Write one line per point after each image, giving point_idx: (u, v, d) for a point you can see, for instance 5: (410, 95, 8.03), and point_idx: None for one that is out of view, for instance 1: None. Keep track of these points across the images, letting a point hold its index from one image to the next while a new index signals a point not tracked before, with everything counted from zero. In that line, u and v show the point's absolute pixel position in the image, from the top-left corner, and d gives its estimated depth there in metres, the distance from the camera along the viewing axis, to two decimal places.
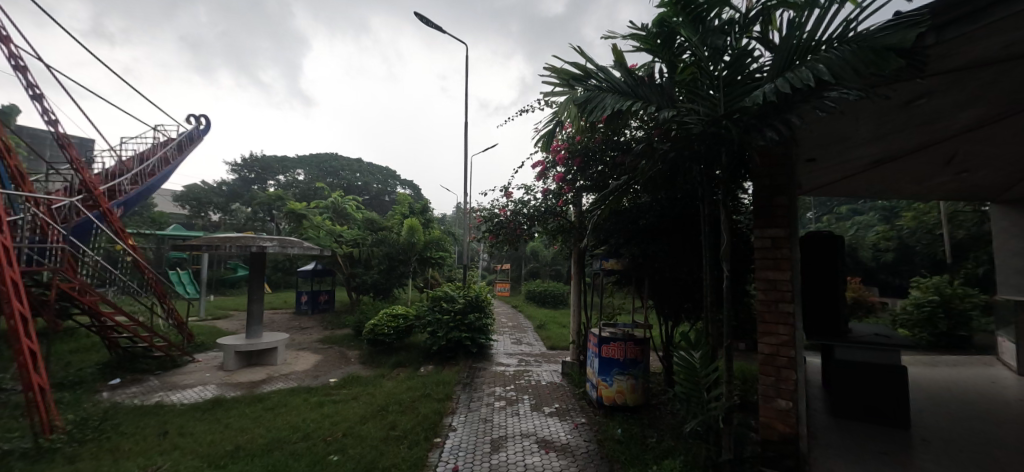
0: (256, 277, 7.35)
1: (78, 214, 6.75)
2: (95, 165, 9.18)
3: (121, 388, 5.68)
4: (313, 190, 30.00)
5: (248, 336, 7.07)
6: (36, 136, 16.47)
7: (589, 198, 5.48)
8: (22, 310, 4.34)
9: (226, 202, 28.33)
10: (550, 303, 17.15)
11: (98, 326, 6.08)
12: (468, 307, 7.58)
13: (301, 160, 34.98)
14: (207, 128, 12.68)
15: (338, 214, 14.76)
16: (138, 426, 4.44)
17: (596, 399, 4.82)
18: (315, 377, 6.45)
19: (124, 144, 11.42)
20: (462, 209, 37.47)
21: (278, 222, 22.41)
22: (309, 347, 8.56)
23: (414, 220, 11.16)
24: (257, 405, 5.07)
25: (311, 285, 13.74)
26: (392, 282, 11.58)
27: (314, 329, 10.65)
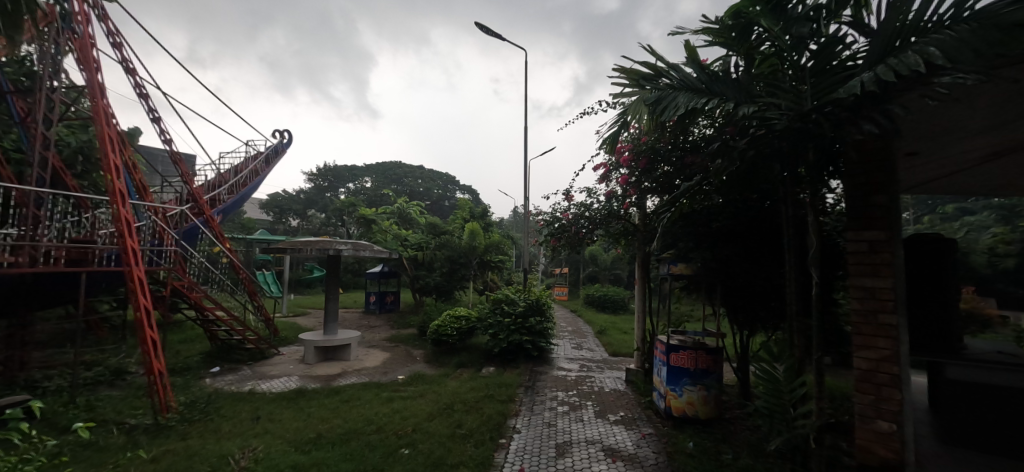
0: (332, 278, 7.92)
1: (187, 220, 7.68)
2: (200, 177, 10.40)
3: (220, 375, 6.36)
4: (379, 196, 31.85)
5: (324, 333, 7.62)
6: (154, 154, 18.99)
7: (655, 201, 5.31)
8: (146, 304, 5.00)
9: (304, 209, 30.89)
10: (609, 309, 16.73)
11: (202, 319, 6.86)
12: (529, 311, 7.63)
13: (367, 169, 37.20)
14: (290, 142, 13.92)
15: (404, 220, 15.46)
16: (235, 410, 4.94)
17: (664, 409, 4.64)
18: (385, 373, 6.79)
19: (223, 158, 12.84)
20: (518, 214, 37.79)
21: (349, 227, 24.01)
22: (378, 345, 9.03)
23: (474, 224, 11.47)
24: (334, 397, 5.45)
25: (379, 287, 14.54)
26: (453, 285, 11.95)
27: (381, 328, 11.24)
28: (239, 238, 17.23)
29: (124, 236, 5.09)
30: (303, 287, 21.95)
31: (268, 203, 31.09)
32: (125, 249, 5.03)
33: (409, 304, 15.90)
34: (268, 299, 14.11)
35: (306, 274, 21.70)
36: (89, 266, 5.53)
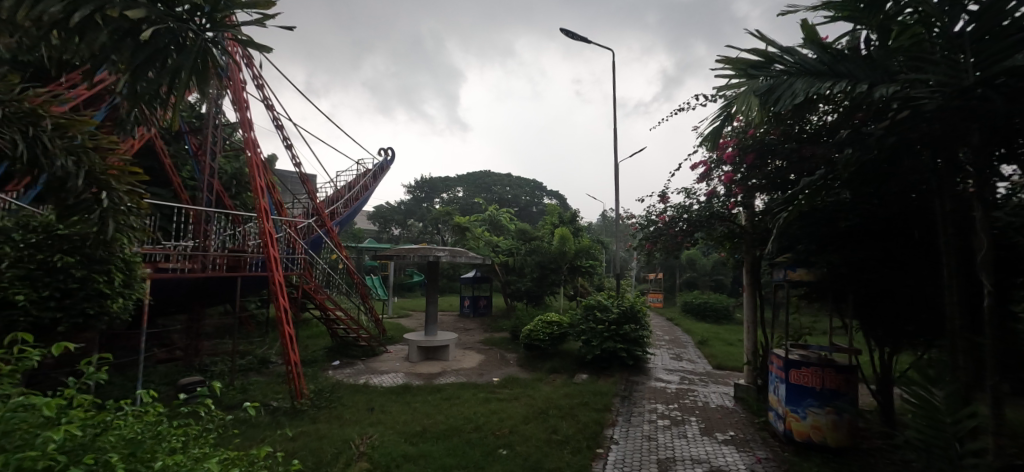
0: (431, 283, 8.49)
1: (313, 232, 8.84)
2: (322, 193, 11.94)
3: (340, 368, 7.19)
4: (471, 204, 33.53)
5: (426, 334, 8.20)
6: (288, 177, 22.28)
7: (765, 199, 4.89)
8: (284, 303, 5.84)
9: (405, 219, 33.84)
10: (710, 318, 15.45)
11: (325, 318, 7.83)
12: (623, 318, 7.41)
13: (459, 179, 39.50)
14: (393, 159, 15.31)
15: (494, 226, 16.02)
16: (352, 400, 5.54)
17: (783, 431, 4.16)
18: (481, 375, 7.08)
19: (339, 176, 14.59)
20: (606, 217, 36.91)
21: (444, 235, 25.65)
22: (473, 347, 9.46)
23: (564, 229, 11.54)
24: (437, 394, 5.83)
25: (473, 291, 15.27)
26: (543, 290, 12.08)
27: (476, 331, 11.76)
28: (353, 246, 19.40)
29: (268, 246, 6.03)
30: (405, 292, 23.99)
31: (374, 215, 34.58)
32: (268, 257, 5.95)
33: (500, 309, 16.40)
34: (376, 301, 15.64)
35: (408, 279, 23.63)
36: (243, 271, 6.64)
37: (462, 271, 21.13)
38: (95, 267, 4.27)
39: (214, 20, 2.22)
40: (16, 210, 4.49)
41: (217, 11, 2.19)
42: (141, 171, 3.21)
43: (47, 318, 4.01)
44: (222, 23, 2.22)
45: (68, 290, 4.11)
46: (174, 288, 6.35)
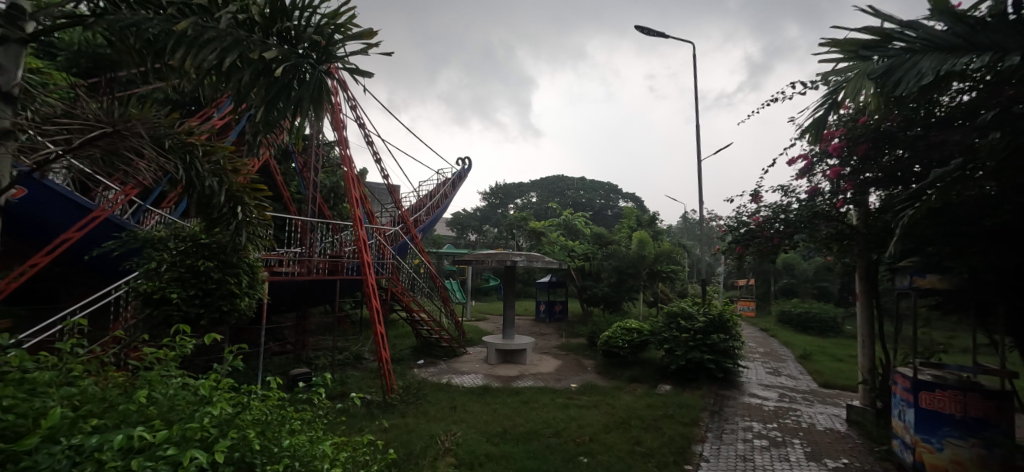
0: (508, 287, 8.67)
1: (400, 238, 9.53)
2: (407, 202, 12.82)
3: (425, 366, 7.66)
4: (545, 209, 33.68)
5: (504, 337, 8.40)
6: (377, 189, 24.25)
7: (881, 195, 4.35)
8: (377, 305, 6.36)
9: (481, 225, 35.16)
10: (814, 331, 13.77)
11: (411, 319, 8.37)
12: (711, 327, 6.93)
13: (533, 185, 40.01)
14: (471, 168, 15.93)
15: (569, 231, 15.72)
16: (437, 398, 5.85)
17: (912, 464, 3.62)
18: (558, 380, 7.07)
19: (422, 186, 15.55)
20: (687, 220, 34.81)
21: (519, 240, 26.13)
22: (549, 352, 9.48)
23: (643, 232, 11.16)
24: (515, 397, 5.94)
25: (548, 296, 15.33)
26: (621, 295, 11.75)
27: (552, 336, 11.76)
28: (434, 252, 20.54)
29: (362, 252, 6.61)
30: (482, 295, 24.78)
31: (452, 221, 36.27)
32: (363, 261, 6.52)
33: (576, 314, 16.23)
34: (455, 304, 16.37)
35: (484, 283, 24.51)
36: (341, 275, 7.37)
37: (537, 275, 21.32)
38: (229, 271, 5.00)
39: (327, 53, 2.51)
40: (171, 223, 5.42)
41: (330, 45, 2.48)
42: (264, 187, 3.71)
43: (193, 313, 4.71)
44: (334, 56, 2.51)
45: (208, 290, 4.86)
46: (286, 289, 7.23)
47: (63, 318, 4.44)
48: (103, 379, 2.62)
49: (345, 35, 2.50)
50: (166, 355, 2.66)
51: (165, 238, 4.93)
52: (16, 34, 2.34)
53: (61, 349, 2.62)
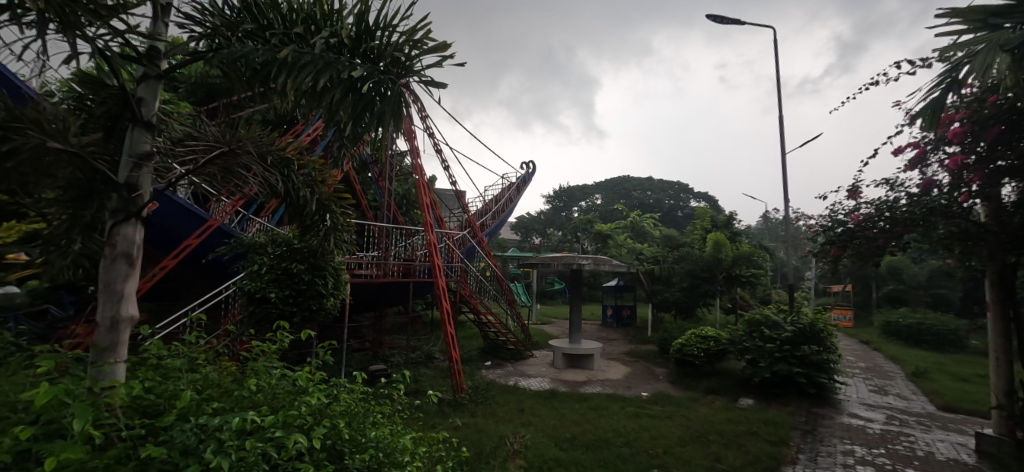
0: (574, 291, 8.57)
1: (469, 242, 9.85)
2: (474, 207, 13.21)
3: (493, 368, 7.83)
4: (609, 211, 32.87)
5: (570, 341, 8.33)
6: (445, 195, 25.32)
7: (1017, 186, 3.74)
8: (447, 307, 6.60)
9: (544, 229, 35.31)
10: (930, 345, 11.96)
11: (479, 321, 8.60)
12: (800, 337, 6.29)
13: (597, 187, 39.28)
14: (535, 172, 16.00)
15: (637, 234, 15.14)
16: (505, 400, 5.92)
17: None
18: (628, 387, 6.83)
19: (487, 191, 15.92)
20: (767, 219, 32.03)
21: (584, 243, 25.77)
22: (617, 358, 9.21)
23: (718, 234, 10.46)
24: (583, 403, 5.84)
25: (615, 300, 15.06)
26: (694, 301, 11.11)
27: (619, 342, 11.42)
28: (499, 255, 20.94)
29: (433, 256, 6.91)
30: (547, 299, 24.80)
31: (516, 225, 36.79)
32: (433, 265, 6.81)
33: (646, 320, 15.63)
34: (520, 307, 16.51)
35: (548, 287, 24.58)
36: (414, 277, 7.77)
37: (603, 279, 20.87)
38: (317, 273, 5.47)
39: (406, 68, 2.65)
40: (268, 230, 6.06)
41: (408, 60, 2.63)
42: (348, 196, 4.00)
43: (287, 310, 5.22)
44: (411, 70, 2.65)
45: (300, 290, 5.34)
46: (365, 291, 7.77)
47: (186, 313, 5.14)
48: (220, 367, 3.00)
49: (421, 51, 2.64)
50: (269, 348, 2.98)
51: (264, 244, 5.53)
52: (154, 71, 2.77)
53: (188, 339, 3.04)
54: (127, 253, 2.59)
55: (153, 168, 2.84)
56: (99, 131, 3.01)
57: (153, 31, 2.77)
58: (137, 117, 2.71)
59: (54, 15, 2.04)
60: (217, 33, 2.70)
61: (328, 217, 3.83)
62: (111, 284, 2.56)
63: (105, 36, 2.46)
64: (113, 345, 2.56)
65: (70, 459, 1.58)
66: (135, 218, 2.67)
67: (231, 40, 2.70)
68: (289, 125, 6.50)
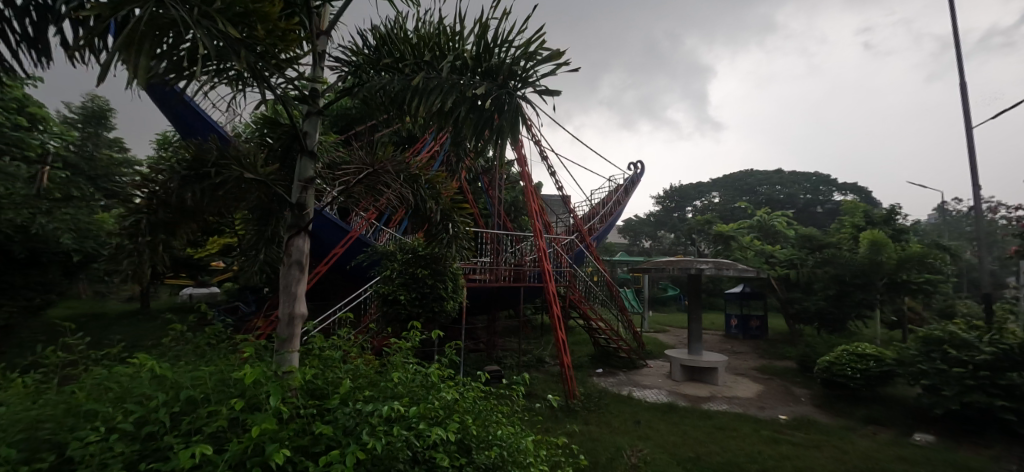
0: (693, 299, 7.96)
1: (576, 246, 9.80)
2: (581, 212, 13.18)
3: (604, 376, 7.73)
4: (728, 210, 29.99)
5: (690, 353, 7.84)
6: (552, 200, 25.89)
7: None
8: (557, 312, 6.64)
9: (654, 231, 35.83)
10: None
11: (589, 327, 8.53)
12: (1006, 362, 4.92)
13: (714, 184, 36.44)
14: (642, 172, 15.31)
15: (766, 234, 13.43)
16: (619, 410, 5.73)
17: None
18: (760, 408, 6.10)
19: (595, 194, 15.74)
20: (943, 212, 25.83)
21: (700, 246, 23.92)
22: (746, 375, 8.29)
23: (876, 233, 8.79)
24: (708, 421, 5.36)
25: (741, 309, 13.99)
26: (844, 312, 9.49)
27: (748, 356, 10.29)
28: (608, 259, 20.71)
29: (543, 261, 7.03)
30: (659, 305, 23.47)
31: (626, 229, 37.22)
32: (543, 270, 6.91)
33: (780, 332, 13.85)
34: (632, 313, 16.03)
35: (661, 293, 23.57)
36: (524, 282, 7.99)
37: (724, 285, 19.11)
38: (438, 277, 5.96)
39: (523, 80, 2.74)
40: (397, 240, 6.79)
41: (523, 72, 2.73)
42: (467, 205, 4.27)
43: (415, 311, 5.78)
44: (526, 81, 2.75)
45: (424, 293, 5.86)
46: (480, 294, 8.24)
47: (335, 312, 6.01)
48: (367, 360, 3.42)
49: (535, 61, 2.73)
50: (405, 345, 3.32)
51: (394, 252, 6.21)
52: (315, 109, 3.31)
53: (343, 334, 3.55)
54: (299, 261, 3.11)
55: (315, 190, 3.39)
56: (276, 161, 3.70)
57: (313, 75, 3.31)
58: (303, 148, 3.26)
59: (250, 72, 2.56)
60: (360, 70, 3.12)
61: (450, 226, 4.12)
62: (289, 286, 3.11)
63: (281, 83, 3.00)
64: (289, 337, 3.08)
65: (268, 429, 1.95)
66: (304, 232, 3.21)
67: (371, 76, 3.10)
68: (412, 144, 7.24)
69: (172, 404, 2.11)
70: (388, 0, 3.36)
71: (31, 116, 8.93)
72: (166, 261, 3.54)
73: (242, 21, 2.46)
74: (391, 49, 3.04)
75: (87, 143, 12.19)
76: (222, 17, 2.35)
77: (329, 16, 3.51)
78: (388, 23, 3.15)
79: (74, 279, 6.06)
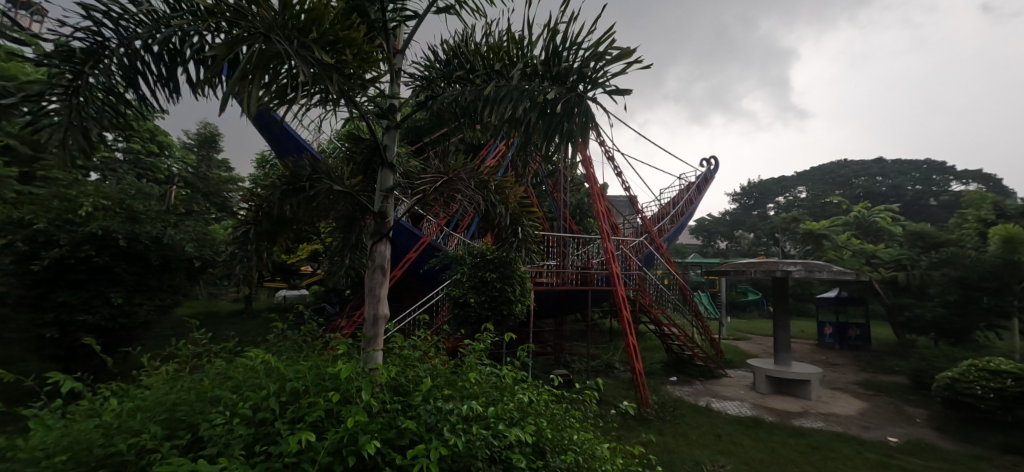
0: (780, 304, 7.32)
1: (644, 248, 9.46)
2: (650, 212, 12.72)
3: (679, 385, 7.44)
4: (817, 206, 27.18)
5: (776, 363, 7.28)
6: (618, 201, 25.31)
7: None
8: (627, 317, 6.46)
9: (731, 231, 34.07)
10: None
11: (661, 333, 8.21)
12: None
13: (800, 178, 33.33)
14: (715, 168, 14.37)
15: (865, 232, 11.87)
16: (698, 421, 5.42)
17: None
18: (864, 428, 5.43)
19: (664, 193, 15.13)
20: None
21: (785, 246, 21.94)
22: (845, 390, 7.43)
23: (1011, 228, 7.46)
24: (801, 439, 4.88)
25: (837, 317, 12.64)
26: (971, 321, 8.15)
27: (846, 369, 9.22)
28: (679, 261, 19.81)
29: (610, 264, 6.87)
30: (737, 311, 21.84)
31: (699, 229, 36.36)
32: (612, 273, 6.76)
33: (887, 342, 12.24)
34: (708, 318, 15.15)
35: (740, 297, 21.99)
36: (591, 286, 7.86)
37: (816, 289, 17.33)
38: (507, 281, 6.07)
39: (592, 82, 2.73)
40: (466, 244, 7.02)
41: (593, 74, 2.72)
42: (535, 210, 4.31)
43: (485, 314, 5.93)
44: (596, 83, 2.73)
45: (493, 296, 5.98)
46: (547, 298, 8.26)
47: (411, 314, 6.35)
48: (444, 359, 3.58)
49: (605, 62, 2.72)
50: (479, 347, 3.43)
51: (464, 256, 6.43)
52: (393, 124, 3.55)
53: (421, 335, 3.75)
54: (382, 265, 3.34)
55: (394, 198, 3.61)
56: (360, 173, 4.02)
57: (391, 92, 3.55)
58: (383, 160, 3.49)
59: (339, 94, 2.81)
60: (433, 84, 3.30)
61: (519, 230, 4.20)
62: (374, 289, 3.35)
63: (363, 101, 3.25)
64: (375, 337, 3.32)
65: (361, 421, 2.11)
66: (386, 238, 3.44)
67: (444, 88, 3.26)
68: (478, 151, 7.46)
69: (281, 395, 2.36)
70: (457, 15, 3.51)
71: (161, 144, 10.56)
72: (268, 266, 3.96)
73: (333, 48, 2.72)
74: (462, 61, 3.17)
75: (202, 164, 14.11)
76: (317, 46, 2.62)
77: (404, 35, 3.76)
78: (458, 37, 3.30)
79: (195, 282, 7.03)
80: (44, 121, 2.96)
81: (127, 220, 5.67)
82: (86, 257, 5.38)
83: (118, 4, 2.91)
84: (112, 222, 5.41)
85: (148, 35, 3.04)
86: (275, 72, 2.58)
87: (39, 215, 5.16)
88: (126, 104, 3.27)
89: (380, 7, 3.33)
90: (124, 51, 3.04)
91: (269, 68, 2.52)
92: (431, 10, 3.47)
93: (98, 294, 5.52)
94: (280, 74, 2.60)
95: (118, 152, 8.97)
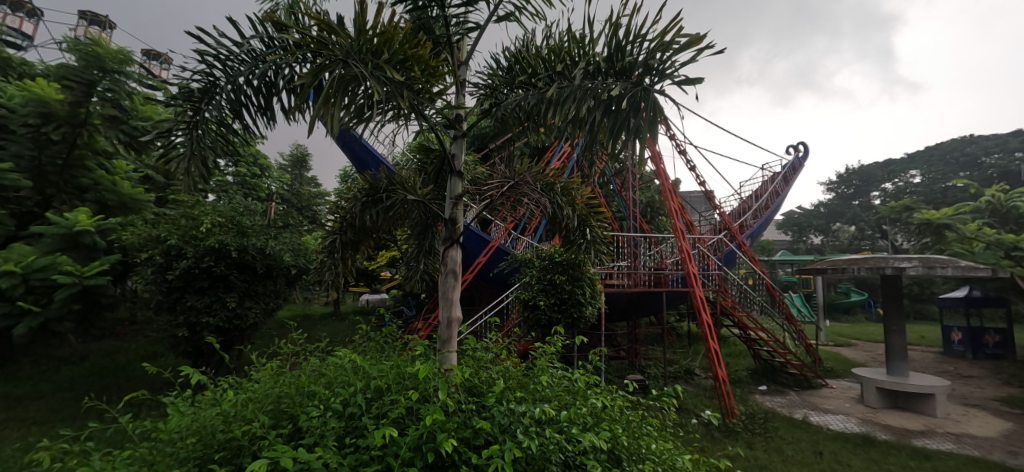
0: (893, 306, 6.37)
1: (724, 246, 8.80)
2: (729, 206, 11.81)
3: (769, 395, 6.79)
4: (935, 192, 23.47)
5: (891, 374, 6.34)
6: (691, 197, 24.01)
7: None
8: (707, 319, 6.04)
9: (826, 225, 30.77)
10: None
11: (747, 337, 7.58)
12: None
13: (912, 160, 28.98)
14: (804, 155, 12.96)
15: (1003, 220, 9.87)
16: (794, 436, 4.88)
17: None
18: (1012, 453, 4.53)
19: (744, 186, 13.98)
20: None
21: (896, 239, 19.22)
22: (985, 407, 6.26)
23: None
24: (926, 463, 4.19)
25: (967, 320, 10.76)
26: None
27: (985, 383, 7.77)
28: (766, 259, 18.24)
29: (686, 263, 6.49)
30: (839, 313, 19.45)
31: (787, 223, 32.98)
32: (688, 272, 6.38)
33: None
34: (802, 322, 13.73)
35: (841, 299, 19.65)
36: (665, 287, 7.47)
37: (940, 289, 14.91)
38: (576, 283, 6.01)
39: (660, 74, 2.61)
40: (533, 247, 7.07)
41: (660, 65, 2.60)
42: (603, 210, 4.19)
43: (555, 317, 5.89)
44: (663, 74, 2.60)
45: (562, 299, 5.94)
46: (618, 300, 8.03)
47: (482, 316, 6.54)
48: (516, 362, 3.61)
49: (672, 51, 2.58)
50: (551, 350, 3.42)
51: (532, 259, 6.47)
52: (459, 133, 3.69)
53: (492, 337, 3.82)
54: (453, 270, 3.47)
55: (463, 204, 3.73)
56: (431, 182, 4.21)
57: (458, 102, 3.69)
58: (452, 168, 3.61)
59: (410, 109, 2.96)
60: (496, 91, 3.38)
61: (587, 231, 4.11)
62: (446, 293, 3.47)
63: (432, 114, 3.42)
64: (449, 339, 3.45)
65: (438, 420, 2.19)
66: (456, 243, 3.57)
67: (507, 94, 3.32)
68: (542, 154, 7.52)
69: (366, 391, 2.53)
70: (516, 21, 3.57)
71: (263, 167, 12.04)
72: (353, 272, 4.29)
73: (403, 66, 2.90)
74: (523, 66, 3.21)
75: (295, 183, 15.84)
76: (389, 65, 2.81)
77: (467, 47, 3.88)
78: (519, 43, 3.35)
79: (293, 288, 7.85)
80: (173, 153, 3.51)
81: (237, 234, 6.49)
82: (207, 267, 6.25)
83: (225, 47, 3.36)
84: (227, 237, 6.25)
85: (249, 71, 3.48)
86: (352, 94, 2.78)
87: (171, 232, 6.10)
88: (234, 133, 3.75)
89: (444, 22, 3.49)
90: (231, 87, 3.50)
91: (346, 90, 2.73)
92: (492, 19, 3.54)
93: (217, 299, 6.35)
94: (358, 94, 2.81)
95: (228, 176, 10.37)
